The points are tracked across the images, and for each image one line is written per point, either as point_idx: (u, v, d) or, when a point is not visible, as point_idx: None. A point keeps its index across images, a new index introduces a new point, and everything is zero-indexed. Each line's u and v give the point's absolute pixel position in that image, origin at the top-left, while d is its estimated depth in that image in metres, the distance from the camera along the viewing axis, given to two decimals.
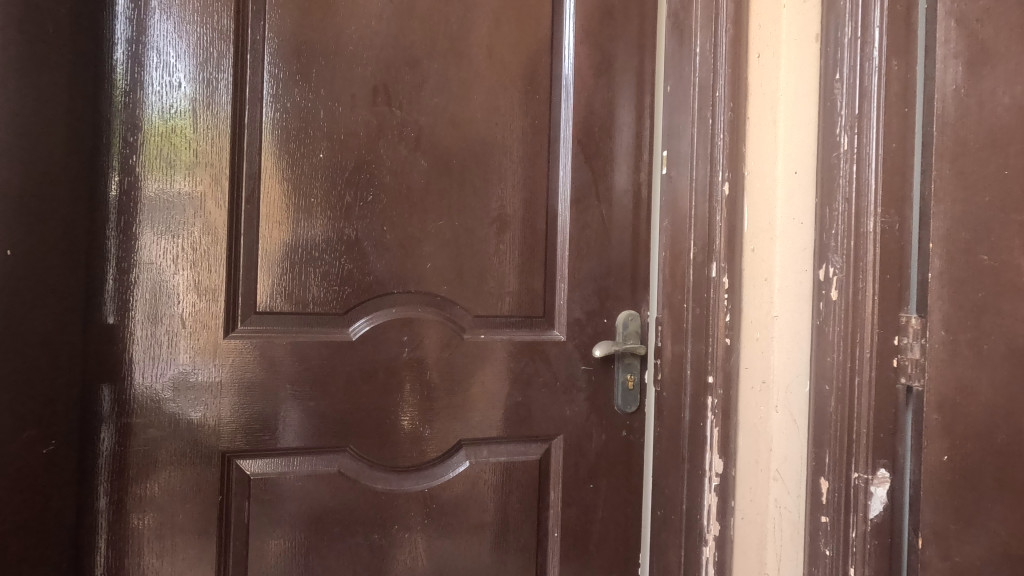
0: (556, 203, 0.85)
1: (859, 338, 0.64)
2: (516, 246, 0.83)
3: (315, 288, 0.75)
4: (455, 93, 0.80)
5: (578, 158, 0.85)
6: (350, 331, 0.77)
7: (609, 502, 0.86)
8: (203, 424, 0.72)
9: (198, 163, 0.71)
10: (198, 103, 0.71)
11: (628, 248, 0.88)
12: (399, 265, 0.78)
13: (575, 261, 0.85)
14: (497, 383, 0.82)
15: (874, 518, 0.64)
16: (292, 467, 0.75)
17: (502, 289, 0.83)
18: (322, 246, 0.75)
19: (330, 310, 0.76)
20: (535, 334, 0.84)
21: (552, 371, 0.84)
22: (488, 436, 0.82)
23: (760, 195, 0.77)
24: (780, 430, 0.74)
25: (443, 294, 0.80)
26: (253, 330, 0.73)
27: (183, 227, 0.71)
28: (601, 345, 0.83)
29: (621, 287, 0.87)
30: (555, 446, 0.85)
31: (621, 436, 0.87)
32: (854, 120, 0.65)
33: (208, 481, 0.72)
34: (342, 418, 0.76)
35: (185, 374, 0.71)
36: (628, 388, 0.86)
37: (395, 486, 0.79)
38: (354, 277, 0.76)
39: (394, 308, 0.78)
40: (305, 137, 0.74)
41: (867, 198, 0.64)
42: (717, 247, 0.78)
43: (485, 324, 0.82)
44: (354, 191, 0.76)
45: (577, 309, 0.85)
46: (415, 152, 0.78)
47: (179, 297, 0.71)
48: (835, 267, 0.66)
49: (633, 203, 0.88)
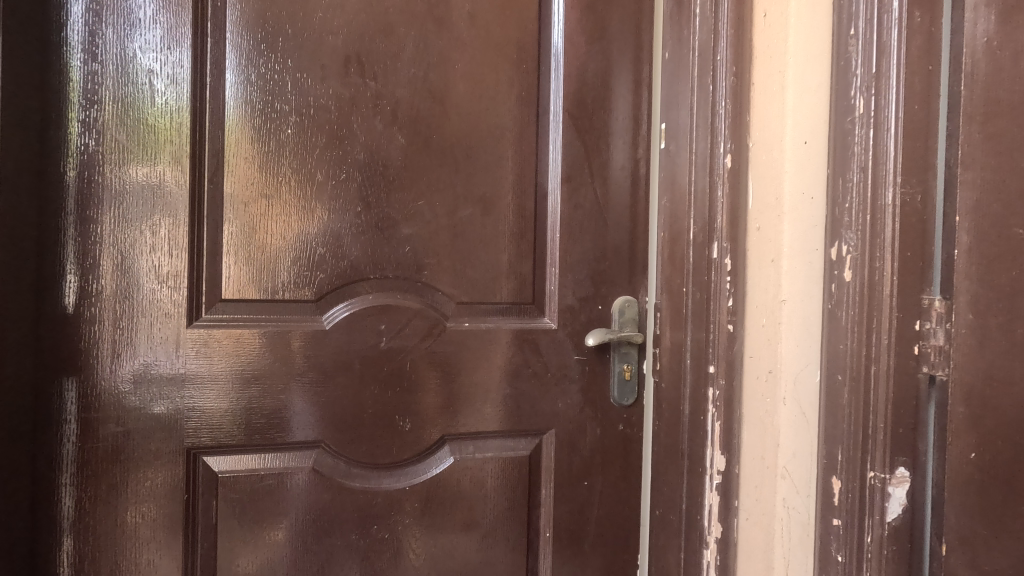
0: (546, 180, 0.79)
1: (875, 322, 0.58)
2: (504, 228, 0.78)
3: (285, 273, 0.70)
4: (435, 62, 0.74)
5: (570, 132, 0.79)
6: (323, 319, 0.72)
7: (606, 500, 0.81)
8: (168, 418, 0.67)
9: (158, 140, 0.66)
10: (155, 75, 0.66)
11: (624, 231, 0.82)
12: (375, 247, 0.73)
13: (567, 243, 0.79)
14: (483, 375, 0.77)
15: (892, 522, 0.58)
16: (264, 464, 0.70)
17: (488, 275, 0.77)
18: (296, 230, 0.70)
19: (302, 298, 0.71)
20: (524, 322, 0.79)
21: (543, 361, 0.79)
22: (475, 430, 0.77)
23: (766, 168, 0.69)
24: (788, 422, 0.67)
25: (424, 278, 0.75)
26: (219, 318, 0.69)
27: (144, 209, 0.66)
28: (594, 333, 0.77)
29: (616, 271, 0.81)
30: (546, 441, 0.79)
31: (618, 430, 0.81)
32: (871, 79, 0.59)
33: (174, 479, 0.68)
34: (317, 412, 0.71)
35: (146, 365, 0.67)
36: (624, 378, 0.81)
37: (375, 484, 0.74)
38: (328, 262, 0.71)
39: (370, 294, 0.73)
40: (271, 111, 0.69)
41: (885, 166, 0.58)
42: (718, 225, 0.71)
43: (469, 311, 0.77)
44: (325, 168, 0.71)
45: (569, 295, 0.79)
46: (392, 126, 0.73)
47: (141, 283, 0.66)
48: (849, 244, 0.60)
49: (630, 182, 0.82)
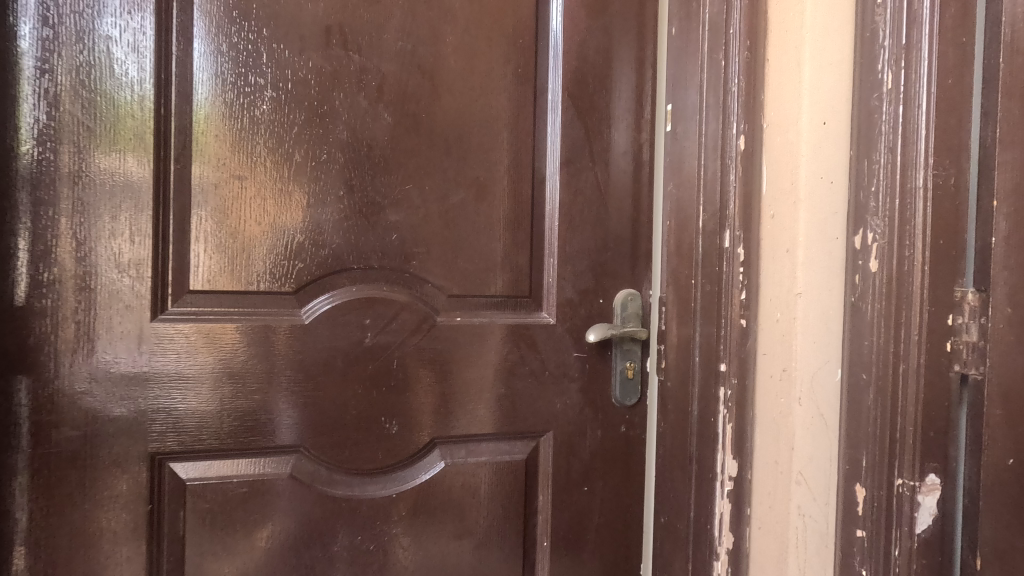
0: (544, 165, 0.74)
1: (904, 317, 0.53)
2: (500, 216, 0.72)
3: (260, 263, 0.64)
4: (425, 35, 0.69)
5: (570, 113, 0.74)
6: (303, 313, 0.66)
7: (607, 506, 0.76)
8: (130, 421, 0.61)
9: (119, 115, 0.60)
10: (114, 41, 0.60)
11: (625, 220, 0.76)
12: (360, 235, 0.67)
13: (567, 232, 0.74)
14: (477, 374, 0.71)
15: (922, 534, 0.53)
16: (236, 471, 0.64)
17: (482, 266, 0.72)
18: (272, 215, 0.64)
19: (279, 290, 0.65)
20: (520, 316, 0.73)
21: (541, 359, 0.73)
22: (467, 433, 0.71)
23: (779, 149, 0.62)
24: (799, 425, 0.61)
25: (413, 269, 0.69)
26: (187, 311, 0.63)
27: (103, 191, 0.60)
28: (596, 329, 0.73)
29: (619, 263, 0.76)
30: (544, 444, 0.74)
31: (619, 432, 0.76)
32: (901, 51, 0.54)
33: (138, 487, 0.61)
34: (295, 413, 0.66)
35: (105, 363, 0.60)
36: (627, 377, 0.75)
37: (358, 492, 0.68)
38: (308, 250, 0.66)
39: (354, 286, 0.67)
40: (245, 85, 0.63)
41: (916, 146, 0.53)
42: (730, 213, 0.65)
43: (461, 305, 0.71)
44: (304, 148, 0.65)
45: (568, 288, 0.74)
46: (377, 104, 0.67)
47: (100, 272, 0.60)
48: (875, 232, 0.55)
49: (632, 168, 0.77)
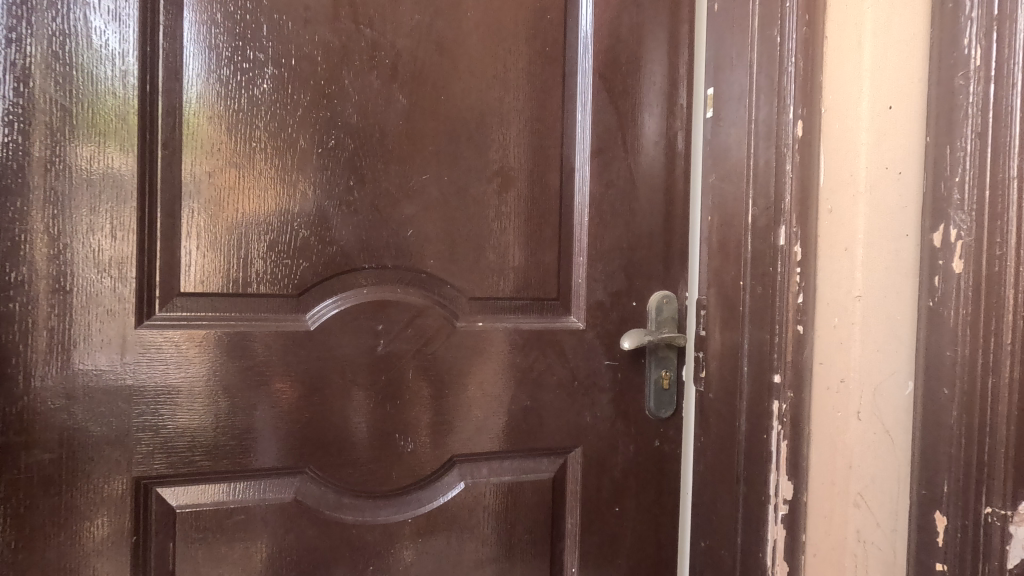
0: (572, 154, 0.67)
1: (993, 325, 0.47)
2: (525, 210, 0.65)
3: (259, 262, 0.57)
4: (443, 8, 0.62)
5: (601, 97, 0.67)
6: (308, 318, 0.59)
7: (640, 528, 0.70)
8: (111, 442, 0.54)
9: (99, 92, 0.53)
10: (92, 8, 0.52)
11: (656, 215, 0.70)
12: (371, 231, 0.60)
13: (597, 229, 0.67)
14: (500, 385, 0.65)
15: (1014, 569, 0.47)
16: (233, 496, 0.57)
17: (505, 265, 0.65)
18: (272, 208, 0.57)
19: (279, 292, 0.58)
20: (546, 321, 0.67)
21: (569, 368, 0.67)
22: (489, 450, 0.65)
23: (839, 139, 0.58)
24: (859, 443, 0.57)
25: (430, 269, 0.62)
26: (177, 317, 0.56)
27: (81, 180, 0.52)
28: (630, 335, 0.66)
29: (651, 262, 0.70)
30: (572, 461, 0.68)
31: (653, 447, 0.70)
32: (992, 23, 0.47)
33: (121, 516, 0.54)
34: (298, 430, 0.59)
35: (82, 376, 0.53)
36: (661, 387, 0.69)
37: (370, 517, 0.61)
38: (313, 247, 0.58)
39: (365, 288, 0.61)
40: (242, 61, 0.56)
41: (1010, 130, 0.46)
42: (786, 207, 0.58)
43: (482, 309, 0.65)
44: (309, 132, 0.58)
45: (599, 290, 0.67)
46: (391, 84, 0.60)
47: (77, 272, 0.52)
48: (960, 226, 0.49)
49: (662, 157, 0.70)
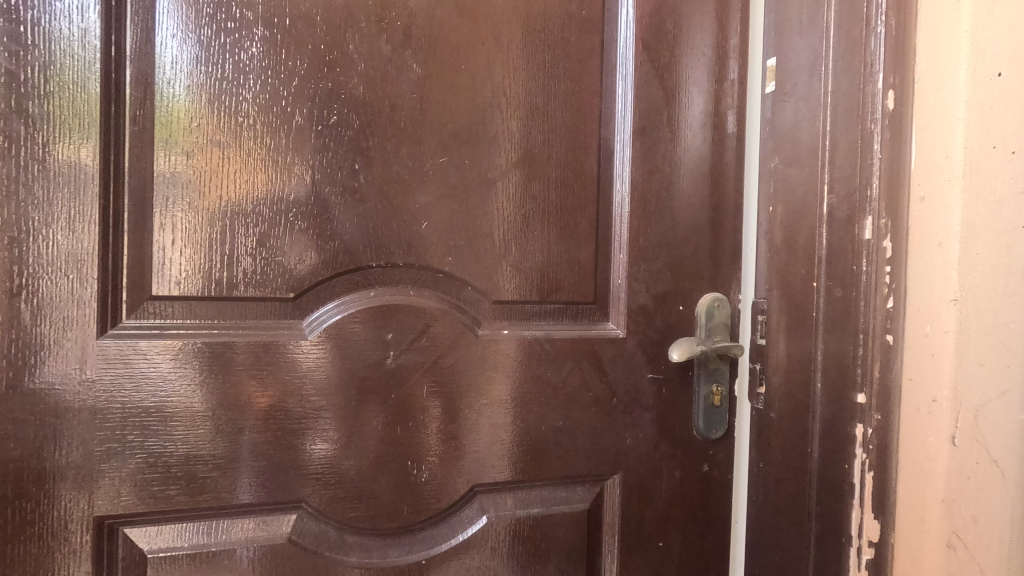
0: (612, 135, 0.58)
1: None
2: (557, 199, 0.56)
3: (249, 260, 0.48)
4: None
5: (644, 70, 0.58)
6: (306, 325, 0.50)
7: (687, 566, 0.61)
8: (70, 475, 0.45)
9: (53, 55, 0.43)
10: None
11: (705, 204, 0.60)
12: (380, 223, 0.51)
13: (639, 222, 0.58)
14: (529, 403, 0.56)
15: None
16: (216, 538, 0.49)
17: (534, 264, 0.56)
18: (262, 196, 0.48)
19: (272, 296, 0.49)
20: (581, 328, 0.58)
21: (607, 383, 0.58)
22: (516, 478, 0.56)
23: (932, 113, 0.48)
24: (955, 474, 0.48)
25: (448, 268, 0.53)
26: (151, 325, 0.47)
27: (31, 159, 0.43)
28: (679, 345, 0.57)
29: (700, 259, 0.60)
30: (610, 490, 0.59)
31: (702, 473, 0.61)
32: None
33: (80, 563, 0.45)
34: (293, 458, 0.50)
35: (34, 396, 0.44)
36: (712, 404, 0.60)
37: (377, 559, 0.52)
38: (311, 242, 0.50)
39: (372, 291, 0.52)
40: (229, 20, 0.47)
41: None
42: (873, 195, 0.49)
43: (508, 315, 0.56)
44: (308, 107, 0.49)
45: (641, 292, 0.59)
46: (403, 51, 0.51)
47: (26, 271, 0.43)
48: None
49: (712, 138, 0.61)
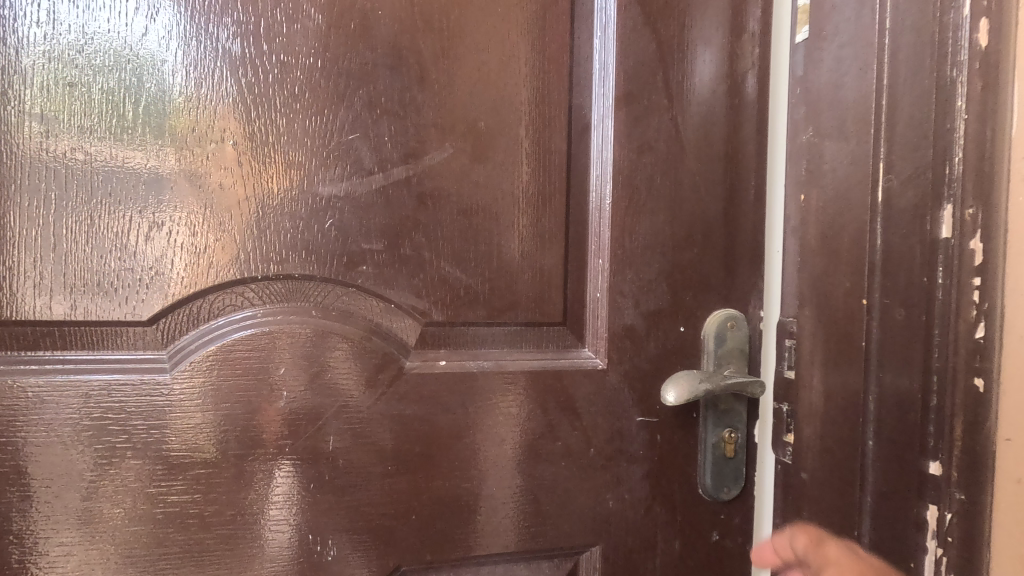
0: (590, 104, 0.44)
1: None
2: (513, 189, 0.43)
3: (88, 273, 0.36)
4: None
5: (631, 16, 0.44)
6: (167, 358, 0.38)
7: None
8: None
9: None
10: None
11: (715, 194, 0.46)
12: (270, 223, 0.39)
13: (625, 218, 0.44)
14: (475, 456, 0.43)
15: None
16: None
17: (481, 275, 0.42)
18: (106, 189, 0.36)
19: (121, 319, 0.37)
20: (546, 358, 0.44)
21: (582, 429, 0.44)
22: (461, 552, 0.43)
23: None
24: None
25: (363, 282, 0.40)
26: None
27: None
28: (676, 383, 0.43)
29: (707, 265, 0.46)
30: (587, 566, 0.45)
31: (710, 545, 0.47)
32: None
33: None
34: (148, 532, 0.38)
35: None
36: (724, 456, 0.46)
37: None
38: (175, 248, 0.37)
39: (258, 313, 0.39)
40: None
41: None
42: (955, 173, 0.35)
43: (448, 341, 0.43)
44: (166, 67, 0.37)
45: (627, 310, 0.45)
46: None
47: None
48: None
49: (724, 106, 0.46)
